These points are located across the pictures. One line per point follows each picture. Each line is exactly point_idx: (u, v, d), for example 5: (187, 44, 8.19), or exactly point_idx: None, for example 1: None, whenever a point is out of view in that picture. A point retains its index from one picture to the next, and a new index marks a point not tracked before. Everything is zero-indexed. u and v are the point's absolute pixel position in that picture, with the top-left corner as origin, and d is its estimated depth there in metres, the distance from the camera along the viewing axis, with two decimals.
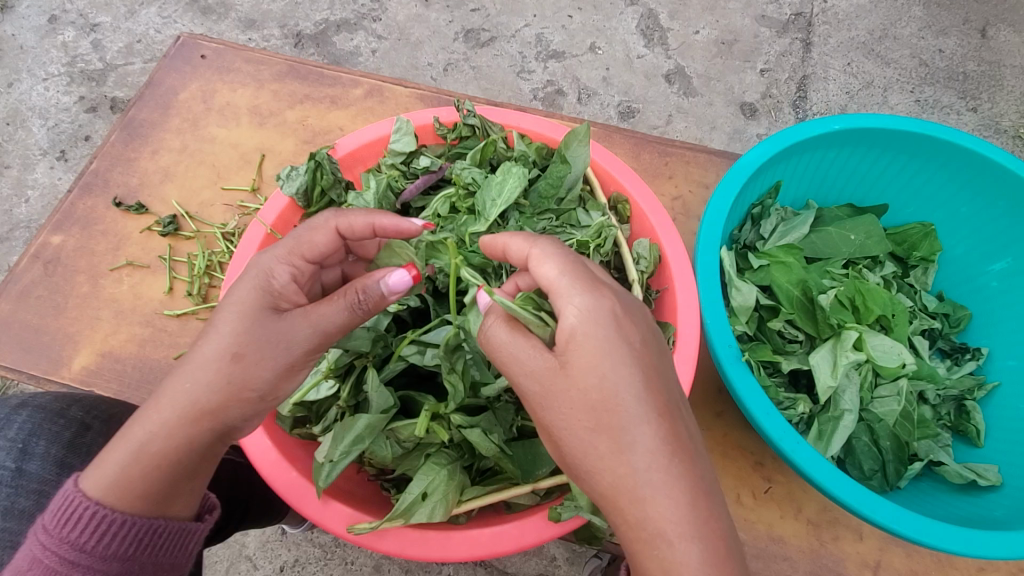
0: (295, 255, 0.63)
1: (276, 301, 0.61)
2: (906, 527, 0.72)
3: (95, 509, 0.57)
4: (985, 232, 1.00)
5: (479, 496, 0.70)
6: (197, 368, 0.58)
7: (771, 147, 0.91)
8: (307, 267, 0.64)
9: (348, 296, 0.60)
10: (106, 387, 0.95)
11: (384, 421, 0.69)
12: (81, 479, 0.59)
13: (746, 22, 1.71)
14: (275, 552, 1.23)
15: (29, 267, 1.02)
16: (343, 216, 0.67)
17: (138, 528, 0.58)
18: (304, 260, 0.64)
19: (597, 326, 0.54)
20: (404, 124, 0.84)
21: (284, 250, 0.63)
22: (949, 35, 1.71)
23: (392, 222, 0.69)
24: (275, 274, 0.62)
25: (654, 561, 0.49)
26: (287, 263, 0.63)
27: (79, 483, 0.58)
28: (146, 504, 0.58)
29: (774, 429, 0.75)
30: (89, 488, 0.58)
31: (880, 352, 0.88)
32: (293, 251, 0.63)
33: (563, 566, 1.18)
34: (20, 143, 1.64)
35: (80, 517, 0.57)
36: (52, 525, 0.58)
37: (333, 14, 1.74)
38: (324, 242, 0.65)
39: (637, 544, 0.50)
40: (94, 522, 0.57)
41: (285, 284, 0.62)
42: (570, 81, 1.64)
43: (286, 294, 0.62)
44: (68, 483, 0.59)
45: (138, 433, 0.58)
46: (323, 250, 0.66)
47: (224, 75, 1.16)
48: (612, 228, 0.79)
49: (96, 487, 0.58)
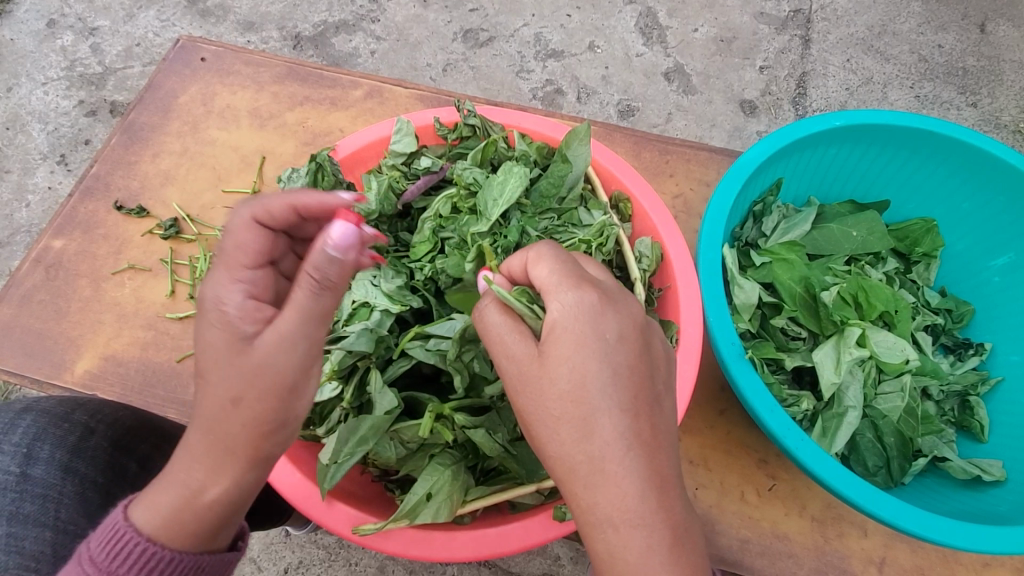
0: (234, 268, 0.56)
1: (235, 325, 0.53)
2: (909, 522, 0.72)
3: (145, 546, 0.53)
4: (987, 228, 1.00)
5: (488, 496, 0.69)
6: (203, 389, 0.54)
7: (772, 144, 0.91)
8: (252, 274, 0.56)
9: (305, 284, 0.53)
10: (110, 390, 0.95)
11: (388, 421, 0.68)
12: (131, 511, 0.54)
13: (745, 20, 1.71)
14: (278, 554, 1.23)
15: (31, 272, 1.02)
16: (255, 203, 0.58)
17: (186, 565, 0.54)
18: (254, 273, 0.56)
19: (583, 315, 0.53)
20: (405, 124, 0.85)
21: (222, 272, 0.55)
22: (948, 30, 1.71)
23: (311, 193, 0.59)
24: (225, 303, 0.54)
25: (602, 543, 0.50)
26: (232, 284, 0.55)
27: (131, 516, 0.54)
28: (189, 542, 0.54)
29: (777, 425, 0.75)
30: (139, 522, 0.54)
31: (883, 349, 0.88)
32: (231, 266, 0.56)
33: (568, 566, 1.18)
34: (20, 147, 1.64)
35: (129, 553, 0.53)
36: (99, 557, 0.54)
37: (331, 16, 1.74)
38: (255, 240, 0.57)
39: (591, 525, 0.50)
40: (144, 559, 0.53)
41: (239, 305, 0.54)
42: (569, 80, 1.64)
43: (245, 315, 0.54)
44: (117, 512, 0.55)
45: (180, 463, 0.55)
46: (261, 248, 0.57)
47: (223, 78, 1.16)
48: (614, 227, 0.79)
49: (148, 523, 0.53)
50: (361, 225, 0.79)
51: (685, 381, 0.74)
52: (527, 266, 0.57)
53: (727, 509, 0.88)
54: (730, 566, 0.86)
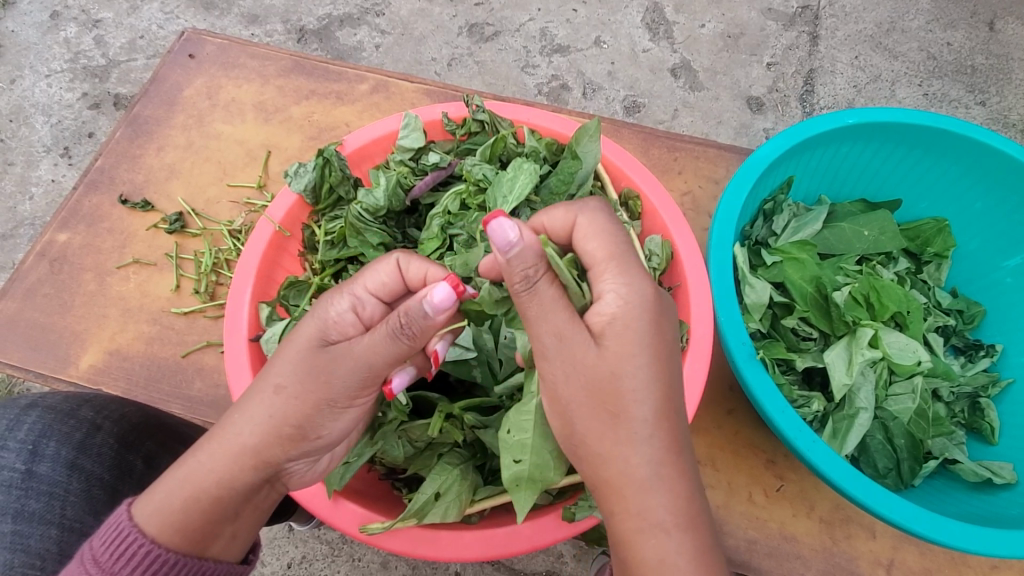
0: (359, 288, 0.63)
1: (327, 330, 0.60)
2: (920, 526, 0.72)
3: (150, 548, 0.54)
4: (1002, 228, 0.99)
5: (535, 490, 0.60)
6: (255, 403, 0.58)
7: (786, 141, 0.90)
8: (371, 304, 0.63)
9: None
10: (114, 386, 0.95)
11: (396, 420, 0.69)
12: (137, 510, 0.56)
13: (752, 15, 1.70)
14: (282, 550, 1.22)
15: (35, 266, 1.02)
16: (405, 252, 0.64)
17: (187, 569, 0.56)
18: (369, 295, 0.63)
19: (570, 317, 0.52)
20: (413, 119, 0.84)
21: (346, 285, 0.63)
22: (957, 28, 1.69)
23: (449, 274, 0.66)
24: (333, 305, 0.61)
25: None
26: (349, 295, 0.62)
27: (135, 516, 0.55)
28: (194, 545, 0.56)
29: (788, 426, 0.74)
30: (144, 523, 0.55)
31: (896, 350, 0.87)
32: (356, 284, 0.63)
33: (572, 564, 1.17)
34: (22, 139, 1.63)
35: (133, 553, 0.54)
36: (102, 557, 0.55)
37: (335, 9, 1.73)
38: (387, 278, 0.63)
39: None
40: (148, 560, 0.54)
41: (342, 314, 0.61)
42: (575, 76, 1.63)
43: (341, 325, 0.61)
44: (120, 510, 0.56)
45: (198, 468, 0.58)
46: (386, 288, 0.64)
47: (228, 71, 1.15)
48: (625, 225, 0.79)
49: (154, 523, 0.55)
50: (369, 221, 0.79)
51: (695, 382, 0.73)
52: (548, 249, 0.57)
53: (735, 510, 0.87)
54: (736, 567, 0.85)
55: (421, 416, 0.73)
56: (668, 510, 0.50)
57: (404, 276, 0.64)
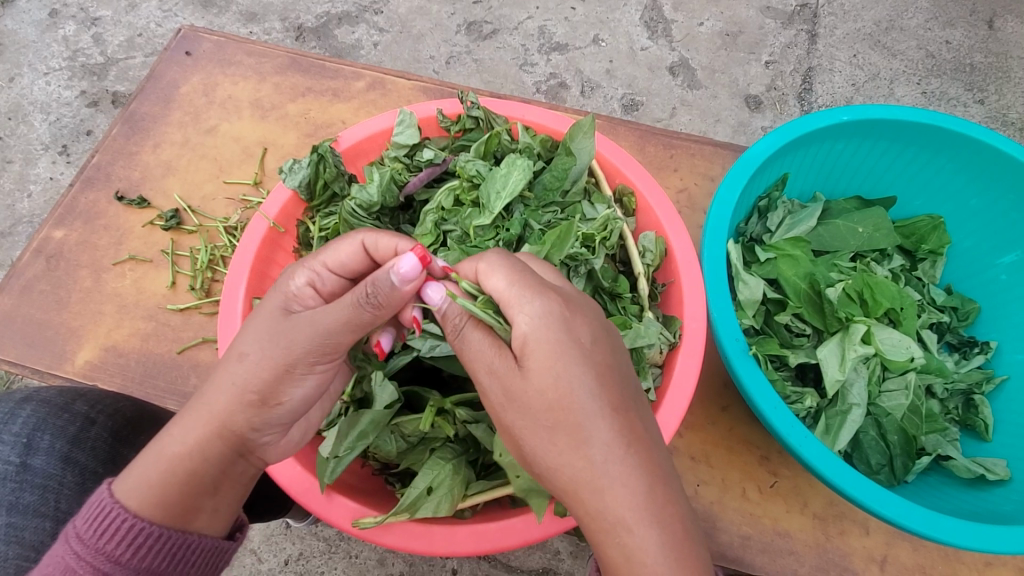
0: (318, 263, 0.63)
1: (287, 302, 0.61)
2: (912, 521, 0.72)
3: (133, 522, 0.55)
4: (996, 226, 0.99)
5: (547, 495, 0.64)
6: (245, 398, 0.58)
7: (780, 139, 0.90)
8: (331, 280, 0.64)
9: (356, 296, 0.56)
10: (110, 381, 0.95)
11: (388, 416, 0.68)
12: (118, 488, 0.57)
13: (750, 14, 1.70)
14: (279, 546, 1.23)
15: (31, 263, 1.02)
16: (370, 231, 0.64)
17: (172, 542, 0.56)
18: (331, 271, 0.64)
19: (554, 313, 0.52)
20: (407, 116, 0.84)
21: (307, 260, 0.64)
22: (956, 26, 1.69)
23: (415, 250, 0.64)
24: (292, 280, 0.62)
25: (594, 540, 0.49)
26: (308, 269, 0.63)
27: (116, 493, 0.56)
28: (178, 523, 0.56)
29: (781, 422, 0.75)
30: (125, 499, 0.56)
31: (889, 346, 0.88)
32: (316, 260, 0.63)
33: (568, 561, 1.18)
34: (21, 137, 1.63)
35: (116, 528, 0.55)
36: (86, 534, 0.56)
37: (334, 7, 1.73)
38: (348, 253, 0.64)
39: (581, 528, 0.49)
40: (131, 534, 0.55)
41: (300, 287, 0.62)
42: (573, 74, 1.63)
43: (298, 298, 0.62)
44: (101, 489, 0.57)
45: (189, 463, 0.58)
46: (347, 263, 0.64)
47: (225, 68, 1.15)
48: (618, 221, 0.78)
49: (133, 500, 0.56)
50: (363, 217, 0.79)
51: (688, 377, 0.73)
52: (480, 277, 0.57)
53: (729, 506, 0.87)
54: (730, 562, 0.85)
55: (413, 411, 0.73)
56: (661, 505, 0.50)
57: (368, 252, 0.64)
